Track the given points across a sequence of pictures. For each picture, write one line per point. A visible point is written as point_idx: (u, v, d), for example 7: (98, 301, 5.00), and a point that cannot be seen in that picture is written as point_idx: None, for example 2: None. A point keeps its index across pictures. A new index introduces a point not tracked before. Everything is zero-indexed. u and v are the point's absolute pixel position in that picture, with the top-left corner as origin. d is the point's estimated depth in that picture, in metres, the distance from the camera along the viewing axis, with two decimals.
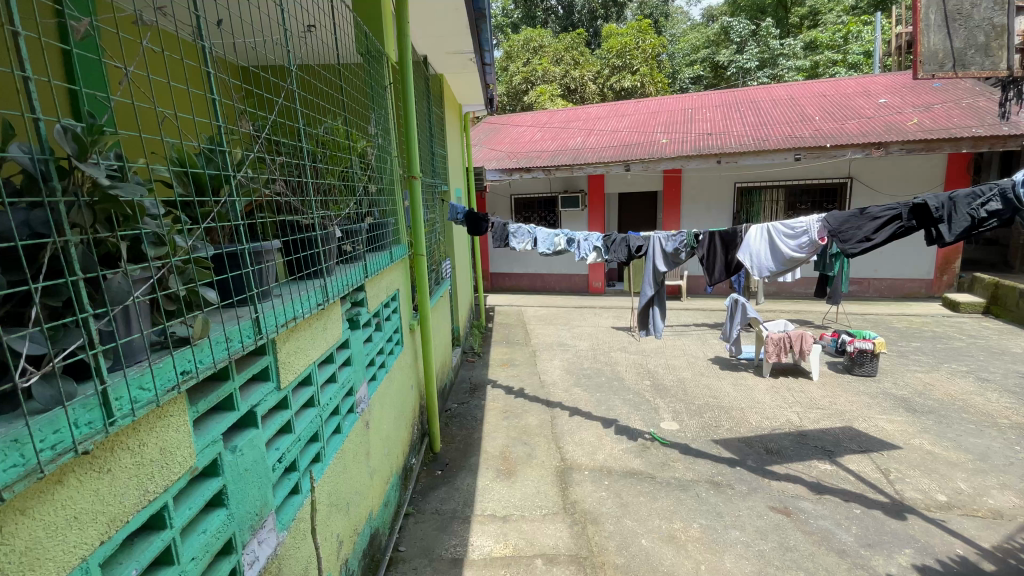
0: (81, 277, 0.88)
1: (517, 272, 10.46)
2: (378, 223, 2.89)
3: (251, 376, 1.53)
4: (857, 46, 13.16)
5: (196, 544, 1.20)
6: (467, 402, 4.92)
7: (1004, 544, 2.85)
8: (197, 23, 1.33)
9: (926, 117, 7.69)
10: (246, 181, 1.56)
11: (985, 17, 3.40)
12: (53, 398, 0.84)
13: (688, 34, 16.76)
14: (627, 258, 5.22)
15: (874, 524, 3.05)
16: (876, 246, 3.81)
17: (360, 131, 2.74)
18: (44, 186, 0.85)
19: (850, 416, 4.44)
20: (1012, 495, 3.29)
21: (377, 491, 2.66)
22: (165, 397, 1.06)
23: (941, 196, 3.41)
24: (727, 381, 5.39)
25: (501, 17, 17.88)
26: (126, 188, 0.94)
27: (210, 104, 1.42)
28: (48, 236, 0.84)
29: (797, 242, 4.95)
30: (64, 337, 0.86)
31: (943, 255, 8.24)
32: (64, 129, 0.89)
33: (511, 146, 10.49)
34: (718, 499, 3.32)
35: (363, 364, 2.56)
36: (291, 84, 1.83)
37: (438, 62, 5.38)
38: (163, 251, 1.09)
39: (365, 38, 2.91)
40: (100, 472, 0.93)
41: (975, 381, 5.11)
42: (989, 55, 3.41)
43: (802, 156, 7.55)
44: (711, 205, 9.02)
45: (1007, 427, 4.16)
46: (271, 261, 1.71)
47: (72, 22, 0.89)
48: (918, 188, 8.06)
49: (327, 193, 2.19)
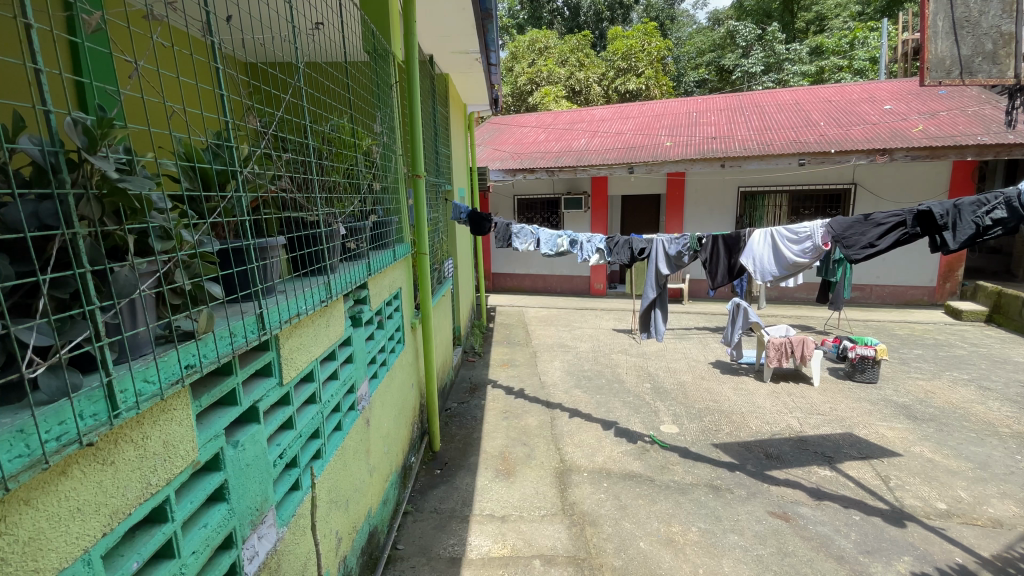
0: (88, 269, 0.88)
1: (519, 273, 10.48)
2: (382, 221, 2.91)
3: (253, 371, 1.53)
4: (863, 51, 13.01)
5: (196, 538, 1.20)
6: (467, 401, 4.92)
7: (1003, 553, 2.84)
8: (207, 19, 1.31)
9: (932, 124, 7.69)
10: (253, 177, 1.55)
11: (995, 23, 3.12)
12: (60, 390, 0.84)
13: (695, 37, 16.81)
14: (631, 260, 5.12)
15: (874, 531, 3.04)
16: (879, 252, 3.79)
17: (365, 129, 2.73)
18: (53, 178, 0.85)
19: (850, 423, 4.43)
20: (1012, 504, 3.28)
21: (376, 489, 2.67)
22: (169, 390, 1.07)
23: (945, 203, 3.38)
24: (727, 385, 5.38)
25: (507, 17, 17.97)
26: (135, 181, 0.94)
27: (218, 102, 1.42)
28: (57, 228, 0.85)
29: (800, 247, 4.89)
30: (70, 330, 0.86)
31: (947, 263, 8.23)
32: (75, 121, 0.89)
33: (515, 146, 10.53)
34: (718, 503, 3.32)
35: (365, 361, 2.58)
36: (298, 81, 1.84)
37: (443, 61, 5.36)
38: (169, 246, 1.08)
39: (372, 37, 2.92)
40: (103, 465, 0.93)
41: (976, 389, 5.11)
42: (997, 62, 3.13)
43: (806, 161, 7.53)
44: (714, 209, 9.04)
45: (1007, 435, 4.16)
46: (276, 257, 1.72)
47: (83, 15, 0.89)
48: (921, 194, 8.05)
49: (332, 190, 2.21)
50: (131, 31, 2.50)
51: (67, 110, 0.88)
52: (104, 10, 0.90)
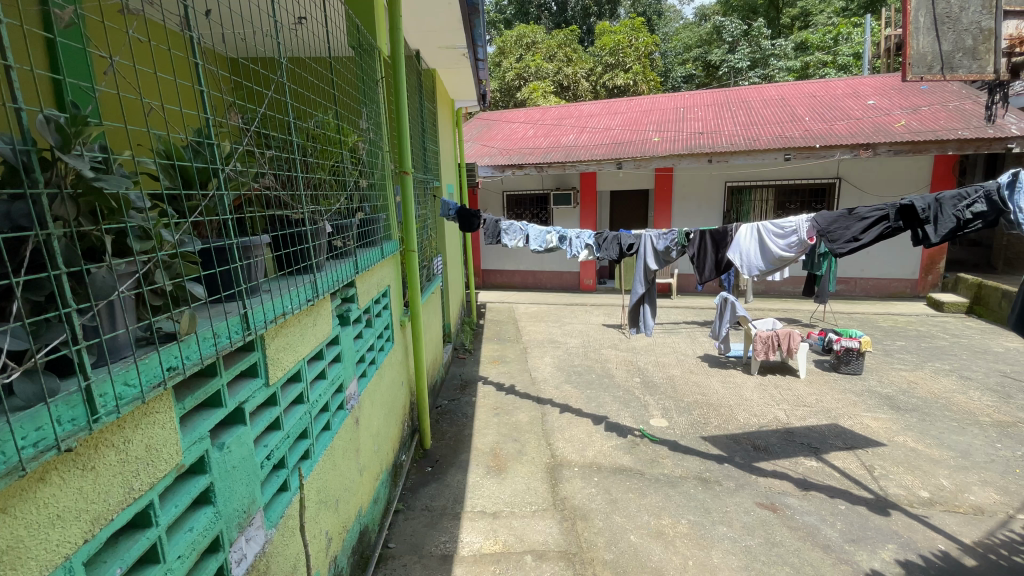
0: (64, 271, 0.86)
1: (509, 269, 10.49)
2: (369, 218, 2.89)
3: (239, 372, 1.51)
4: (847, 47, 13.24)
5: (182, 542, 1.19)
6: (458, 398, 4.91)
7: (985, 540, 2.91)
8: (185, 13, 1.27)
9: (914, 119, 7.81)
10: (235, 175, 1.51)
11: (975, 19, 3.16)
12: (36, 395, 0.82)
13: (682, 33, 16.91)
14: (619, 256, 5.11)
15: (859, 520, 3.10)
16: (863, 246, 3.83)
17: (350, 126, 2.70)
18: (26, 177, 0.83)
19: (836, 414, 4.50)
20: (993, 492, 3.36)
21: (366, 488, 2.65)
22: (150, 394, 1.05)
23: (927, 197, 3.44)
24: (715, 379, 5.44)
25: (494, 13, 17.98)
26: (111, 180, 0.93)
27: (198, 96, 1.38)
28: (30, 229, 0.82)
29: (786, 241, 4.92)
30: (46, 333, 0.84)
31: (929, 256, 8.38)
32: (47, 119, 0.86)
33: (504, 142, 10.49)
34: (706, 495, 3.36)
35: (353, 360, 2.55)
36: (282, 77, 1.80)
37: (430, 56, 5.32)
38: (149, 246, 1.06)
39: (357, 32, 2.87)
40: (84, 470, 0.92)
41: (957, 379, 5.22)
42: (978, 58, 3.17)
43: (791, 156, 7.60)
44: (701, 204, 9.10)
45: (988, 424, 4.25)
46: (260, 256, 1.69)
47: (56, 11, 0.88)
48: (904, 188, 8.18)
49: (317, 188, 2.18)
50: (105, 27, 2.44)
51: (39, 107, 0.86)
52: (78, 4, 0.89)
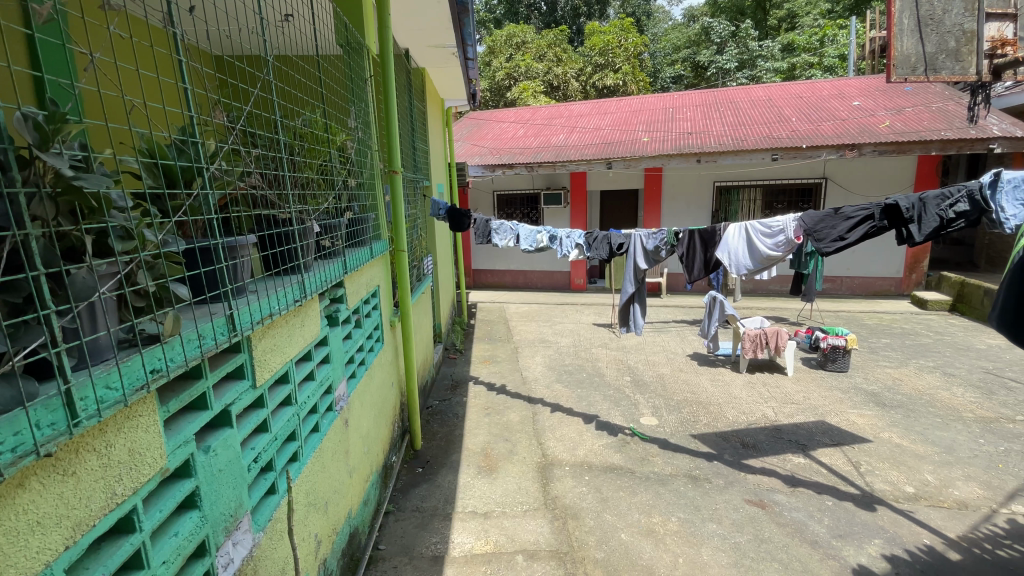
0: (42, 272, 0.84)
1: (499, 269, 10.48)
2: (357, 218, 2.87)
3: (225, 374, 1.49)
4: (832, 49, 13.40)
5: (167, 547, 1.17)
6: (448, 398, 4.90)
7: (968, 534, 2.96)
8: (167, 9, 1.25)
9: (898, 120, 7.93)
10: (220, 173, 1.49)
11: (958, 21, 3.21)
12: (13, 399, 0.80)
13: (670, 33, 17.02)
14: (609, 255, 5.12)
15: (846, 516, 3.14)
16: (849, 245, 3.86)
17: (339, 124, 2.68)
18: (3, 176, 0.81)
19: (823, 411, 4.56)
20: (976, 486, 3.42)
21: (356, 490, 2.63)
22: (133, 397, 1.03)
23: (911, 197, 3.49)
24: (705, 377, 5.48)
25: (484, 12, 17.95)
26: (92, 179, 0.91)
27: (181, 94, 1.36)
28: (7, 229, 0.80)
29: (773, 240, 4.95)
30: (24, 335, 0.82)
31: (913, 255, 8.51)
32: (25, 117, 0.84)
33: (494, 141, 10.47)
34: (696, 493, 3.38)
35: (342, 360, 2.53)
36: (268, 75, 1.78)
37: (419, 55, 5.28)
38: (131, 245, 1.04)
39: (345, 30, 2.84)
40: (64, 475, 0.90)
41: (941, 375, 5.31)
42: (960, 59, 3.23)
43: (779, 156, 7.68)
44: (690, 203, 9.16)
45: (971, 420, 4.32)
46: (246, 256, 1.67)
47: (34, 6, 0.87)
48: (888, 188, 8.29)
49: (304, 187, 2.16)
50: (85, 22, 2.40)
51: (15, 104, 0.84)
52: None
